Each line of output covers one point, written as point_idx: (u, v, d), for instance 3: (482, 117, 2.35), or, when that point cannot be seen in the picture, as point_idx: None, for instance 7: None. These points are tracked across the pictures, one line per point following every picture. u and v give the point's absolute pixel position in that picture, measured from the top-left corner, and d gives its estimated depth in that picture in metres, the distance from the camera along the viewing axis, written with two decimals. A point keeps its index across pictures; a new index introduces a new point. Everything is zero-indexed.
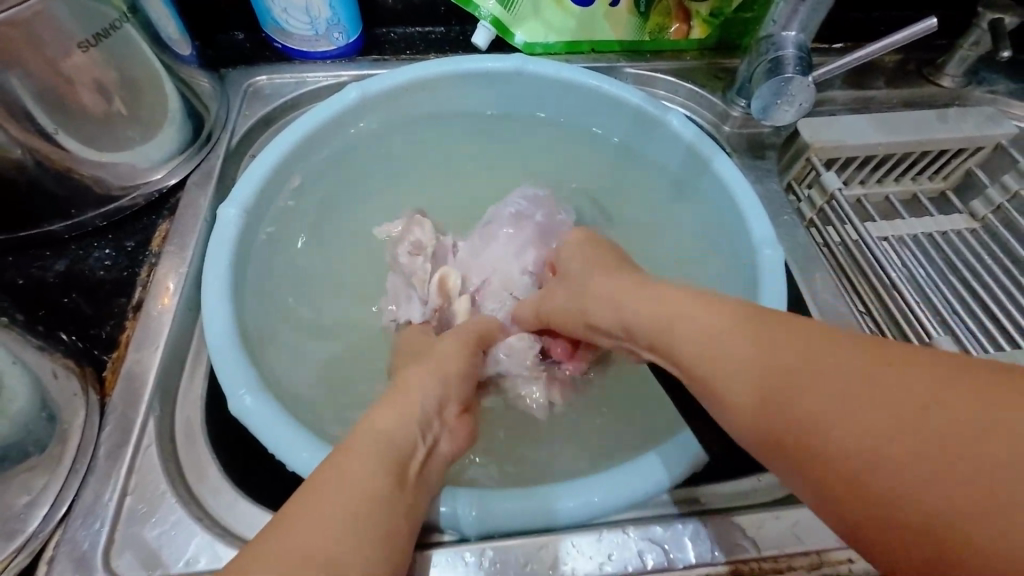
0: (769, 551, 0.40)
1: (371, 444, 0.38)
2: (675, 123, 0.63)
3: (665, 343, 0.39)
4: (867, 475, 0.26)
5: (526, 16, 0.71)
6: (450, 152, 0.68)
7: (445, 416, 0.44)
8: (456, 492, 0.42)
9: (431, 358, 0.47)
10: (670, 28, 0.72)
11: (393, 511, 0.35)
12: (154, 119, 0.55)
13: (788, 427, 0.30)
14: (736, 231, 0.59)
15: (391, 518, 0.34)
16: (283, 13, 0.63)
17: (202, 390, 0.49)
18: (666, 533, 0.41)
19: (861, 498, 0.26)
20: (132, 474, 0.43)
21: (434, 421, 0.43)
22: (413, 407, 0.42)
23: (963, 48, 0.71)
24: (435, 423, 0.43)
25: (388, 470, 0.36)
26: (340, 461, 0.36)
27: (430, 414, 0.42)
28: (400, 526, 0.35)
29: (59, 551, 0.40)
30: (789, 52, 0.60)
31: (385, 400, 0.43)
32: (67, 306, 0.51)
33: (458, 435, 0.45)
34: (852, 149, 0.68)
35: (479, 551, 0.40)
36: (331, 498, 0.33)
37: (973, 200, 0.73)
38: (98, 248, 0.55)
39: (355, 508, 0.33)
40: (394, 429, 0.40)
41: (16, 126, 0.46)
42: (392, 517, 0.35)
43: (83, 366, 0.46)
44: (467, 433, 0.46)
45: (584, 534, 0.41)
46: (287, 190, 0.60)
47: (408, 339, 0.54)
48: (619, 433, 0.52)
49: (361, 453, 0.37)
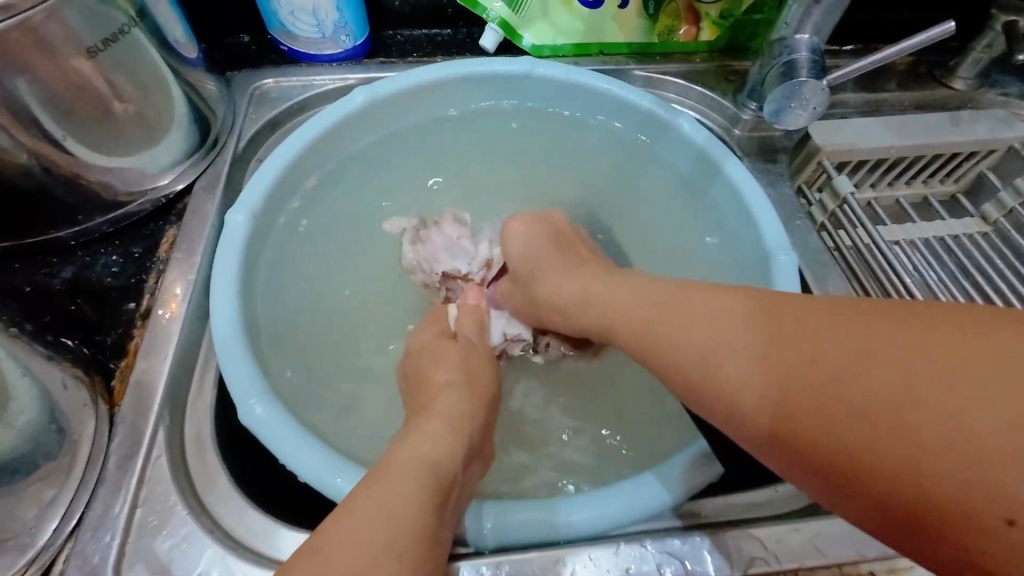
0: (790, 564, 0.40)
1: (412, 466, 0.37)
2: (686, 127, 0.62)
3: (630, 328, 0.42)
4: (847, 417, 0.28)
5: (534, 18, 0.70)
6: (458, 155, 0.68)
7: (480, 452, 0.44)
8: (474, 504, 0.42)
9: (468, 383, 0.47)
10: (679, 30, 0.71)
11: (435, 535, 0.35)
12: (162, 124, 0.54)
13: (772, 379, 0.32)
14: (748, 236, 0.58)
15: (433, 542, 0.34)
16: (290, 16, 0.63)
17: (212, 398, 0.48)
18: (685, 546, 0.41)
19: (835, 442, 0.28)
20: (143, 486, 0.42)
21: (473, 457, 0.43)
22: (451, 435, 0.41)
23: (975, 50, 0.71)
24: (473, 458, 0.43)
25: (429, 498, 0.36)
26: (380, 485, 0.35)
27: (471, 450, 0.43)
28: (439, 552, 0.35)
29: (70, 565, 0.39)
30: (803, 55, 0.60)
31: (418, 424, 0.42)
32: (74, 313, 0.51)
33: (482, 464, 0.44)
34: (864, 153, 0.68)
35: (496, 565, 0.40)
36: (371, 526, 0.32)
37: (985, 203, 0.73)
38: (105, 254, 0.55)
39: (396, 538, 0.32)
40: (434, 453, 0.39)
41: (24, 133, 0.45)
42: (434, 541, 0.34)
43: (92, 377, 0.46)
44: (489, 459, 0.46)
45: (602, 547, 0.40)
46: (296, 195, 0.60)
47: (417, 343, 0.53)
48: (640, 423, 0.52)
49: (404, 473, 0.36)
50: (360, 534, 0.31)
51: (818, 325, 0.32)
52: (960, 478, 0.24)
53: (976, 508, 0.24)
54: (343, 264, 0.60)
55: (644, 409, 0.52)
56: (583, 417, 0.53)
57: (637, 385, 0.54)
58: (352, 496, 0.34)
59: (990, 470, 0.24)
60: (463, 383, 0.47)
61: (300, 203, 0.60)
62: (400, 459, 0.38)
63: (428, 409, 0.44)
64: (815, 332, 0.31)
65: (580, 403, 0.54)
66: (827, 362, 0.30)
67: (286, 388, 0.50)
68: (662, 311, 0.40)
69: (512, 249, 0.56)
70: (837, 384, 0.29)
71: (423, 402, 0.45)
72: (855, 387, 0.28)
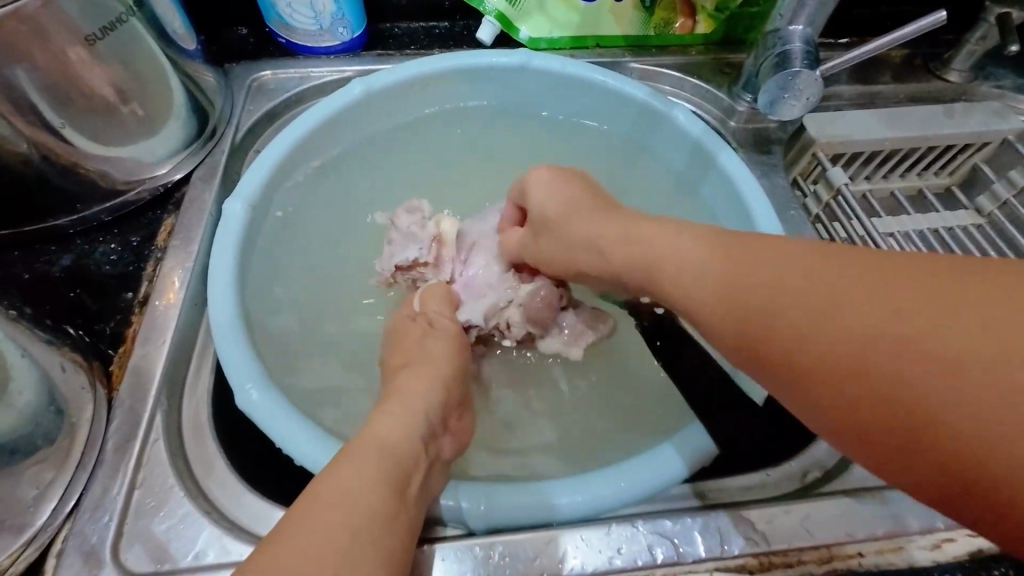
0: (779, 545, 0.40)
1: (372, 452, 0.38)
2: (681, 119, 0.63)
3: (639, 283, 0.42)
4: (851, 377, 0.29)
5: (531, 11, 0.71)
6: (454, 147, 0.68)
7: (448, 424, 0.45)
8: (463, 486, 0.42)
9: (428, 359, 0.47)
10: (675, 23, 0.72)
11: (399, 515, 0.36)
12: (160, 114, 0.54)
13: (762, 327, 0.33)
14: (742, 225, 0.58)
15: (399, 521, 0.35)
16: (287, 8, 0.63)
17: (209, 385, 0.49)
18: (675, 527, 0.41)
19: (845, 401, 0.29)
20: (140, 468, 0.43)
21: (437, 430, 0.43)
22: (410, 414, 0.42)
23: (970, 42, 0.71)
24: (438, 432, 0.43)
25: (390, 483, 0.36)
26: (339, 470, 0.36)
27: (434, 425, 0.43)
28: (405, 531, 0.36)
29: (68, 545, 0.40)
30: (796, 46, 0.60)
31: (380, 408, 0.43)
32: (72, 301, 0.51)
33: (457, 440, 0.45)
34: (859, 145, 0.68)
35: (489, 545, 0.40)
36: (329, 515, 0.33)
37: (979, 195, 0.73)
38: (104, 243, 0.55)
39: (355, 526, 0.33)
40: (392, 436, 0.40)
41: (21, 120, 0.46)
42: (399, 521, 0.35)
43: (90, 361, 0.46)
44: (465, 439, 0.46)
45: (593, 529, 0.41)
46: (292, 185, 0.60)
47: (398, 323, 0.52)
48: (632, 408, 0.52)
49: (364, 455, 0.37)
50: (320, 516, 0.33)
51: (806, 271, 0.32)
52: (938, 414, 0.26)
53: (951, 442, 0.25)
54: (341, 254, 0.60)
55: (643, 395, 0.53)
56: (577, 406, 0.53)
57: (629, 370, 0.55)
58: (315, 478, 0.35)
59: (968, 408, 0.25)
60: (432, 360, 0.47)
61: (296, 194, 0.60)
62: (360, 442, 0.39)
63: (390, 392, 0.45)
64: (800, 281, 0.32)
65: (567, 386, 0.54)
66: (815, 309, 0.31)
67: (282, 376, 0.51)
68: (650, 263, 0.41)
69: (534, 190, 0.51)
70: (828, 332, 0.30)
71: (387, 385, 0.46)
72: (842, 331, 0.29)
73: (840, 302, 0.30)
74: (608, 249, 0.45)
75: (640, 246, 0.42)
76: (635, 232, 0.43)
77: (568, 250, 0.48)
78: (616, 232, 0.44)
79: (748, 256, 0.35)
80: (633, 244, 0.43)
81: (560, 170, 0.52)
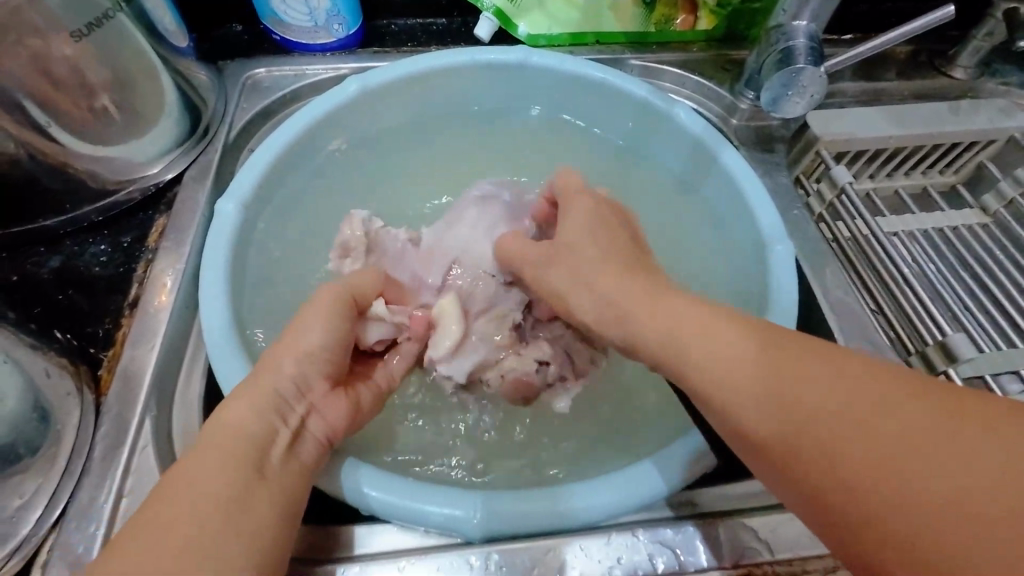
0: (783, 554, 0.39)
1: (233, 430, 0.38)
2: (683, 117, 0.61)
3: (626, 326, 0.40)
4: (863, 486, 0.28)
5: (531, 7, 0.70)
6: (453, 147, 0.67)
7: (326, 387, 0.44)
8: (467, 494, 0.40)
9: (305, 330, 0.43)
10: (676, 20, 0.71)
11: (260, 498, 0.36)
12: (150, 112, 0.53)
13: (778, 434, 0.32)
14: (744, 222, 0.57)
15: (255, 505, 0.35)
16: (282, 4, 0.62)
17: (200, 390, 0.48)
18: (678, 536, 0.40)
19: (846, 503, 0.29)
20: (128, 476, 0.42)
21: (311, 389, 0.43)
22: (281, 382, 0.41)
23: (975, 39, 0.70)
24: (313, 391, 0.43)
25: (247, 463, 0.36)
26: (195, 455, 0.36)
27: (305, 385, 0.42)
28: (266, 519, 0.35)
29: (52, 556, 0.38)
30: (800, 42, 0.59)
31: (251, 372, 0.41)
32: (62, 303, 0.50)
33: (340, 412, 0.44)
34: (863, 142, 0.67)
35: (485, 555, 0.39)
36: (173, 508, 0.33)
37: (984, 194, 0.72)
38: (94, 243, 0.54)
39: (201, 516, 0.33)
40: (253, 407, 0.39)
41: (7, 119, 0.45)
42: (256, 501, 0.35)
43: (77, 364, 0.45)
44: (350, 409, 0.45)
45: (593, 538, 0.40)
46: (286, 184, 0.59)
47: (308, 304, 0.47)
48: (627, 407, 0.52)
49: (227, 430, 0.38)
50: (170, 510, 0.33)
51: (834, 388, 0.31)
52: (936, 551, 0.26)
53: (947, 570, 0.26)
54: None
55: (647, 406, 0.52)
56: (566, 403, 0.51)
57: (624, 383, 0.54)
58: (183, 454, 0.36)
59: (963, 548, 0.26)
60: (290, 335, 0.43)
61: (289, 194, 0.59)
62: (222, 420, 0.38)
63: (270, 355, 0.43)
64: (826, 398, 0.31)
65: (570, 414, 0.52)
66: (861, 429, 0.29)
67: None
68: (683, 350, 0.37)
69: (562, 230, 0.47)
70: (843, 440, 0.30)
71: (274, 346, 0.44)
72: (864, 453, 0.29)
73: (862, 427, 0.29)
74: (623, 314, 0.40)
75: (643, 327, 0.39)
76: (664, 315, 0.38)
77: (562, 281, 0.45)
78: (610, 288, 0.41)
79: (781, 352, 0.33)
80: (632, 316, 0.40)
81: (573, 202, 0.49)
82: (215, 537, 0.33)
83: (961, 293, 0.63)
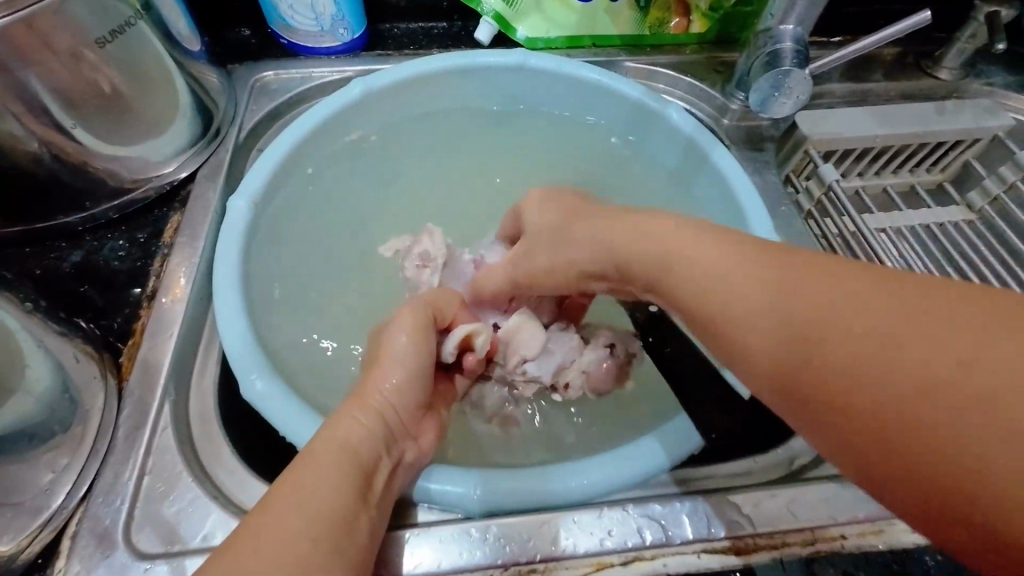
0: (765, 528, 0.42)
1: (333, 454, 0.39)
2: (676, 117, 0.64)
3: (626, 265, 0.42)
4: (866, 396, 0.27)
5: (529, 11, 0.72)
6: (454, 148, 0.70)
7: (414, 427, 0.45)
8: (467, 472, 0.43)
9: (408, 359, 0.46)
10: (670, 22, 0.74)
11: (362, 520, 0.37)
12: (165, 114, 0.56)
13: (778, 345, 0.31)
14: (734, 220, 0.59)
15: (357, 526, 0.36)
16: (289, 10, 0.65)
17: (215, 376, 0.51)
18: (665, 510, 0.43)
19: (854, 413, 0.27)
20: (150, 455, 0.44)
21: (402, 433, 0.44)
22: (375, 419, 0.42)
23: (960, 40, 0.72)
24: (403, 435, 0.44)
25: (352, 487, 0.37)
26: (297, 474, 0.37)
27: (398, 426, 0.44)
28: (365, 540, 0.37)
29: (81, 528, 0.41)
30: (787, 45, 0.61)
31: (341, 409, 0.43)
32: (83, 295, 0.53)
33: (429, 436, 0.47)
34: (851, 141, 0.69)
35: (484, 527, 0.42)
36: (288, 524, 0.34)
37: (970, 191, 0.74)
38: (112, 239, 0.57)
39: (315, 533, 0.34)
40: (351, 437, 0.40)
41: (33, 120, 0.47)
42: (358, 523, 0.36)
43: (101, 353, 0.48)
44: (432, 444, 0.47)
45: (586, 512, 0.42)
46: (294, 183, 0.62)
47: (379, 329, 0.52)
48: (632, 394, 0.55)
49: (330, 446, 0.39)
50: (281, 527, 0.33)
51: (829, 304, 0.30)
52: (953, 435, 0.24)
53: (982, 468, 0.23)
54: (345, 253, 0.63)
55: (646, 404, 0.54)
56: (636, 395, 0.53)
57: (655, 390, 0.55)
58: (290, 464, 0.38)
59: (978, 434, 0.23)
60: (393, 364, 0.46)
61: (297, 193, 0.62)
62: (321, 445, 0.39)
63: (359, 392, 0.44)
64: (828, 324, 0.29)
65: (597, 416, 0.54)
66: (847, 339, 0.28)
67: (286, 368, 0.52)
68: (686, 273, 0.37)
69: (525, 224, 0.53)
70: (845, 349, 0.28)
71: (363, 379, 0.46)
72: (855, 364, 0.27)
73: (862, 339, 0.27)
74: (591, 270, 0.45)
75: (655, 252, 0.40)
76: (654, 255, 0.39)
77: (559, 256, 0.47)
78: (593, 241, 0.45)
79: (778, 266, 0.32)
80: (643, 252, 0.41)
81: (552, 191, 0.53)
82: (323, 549, 0.34)
83: None
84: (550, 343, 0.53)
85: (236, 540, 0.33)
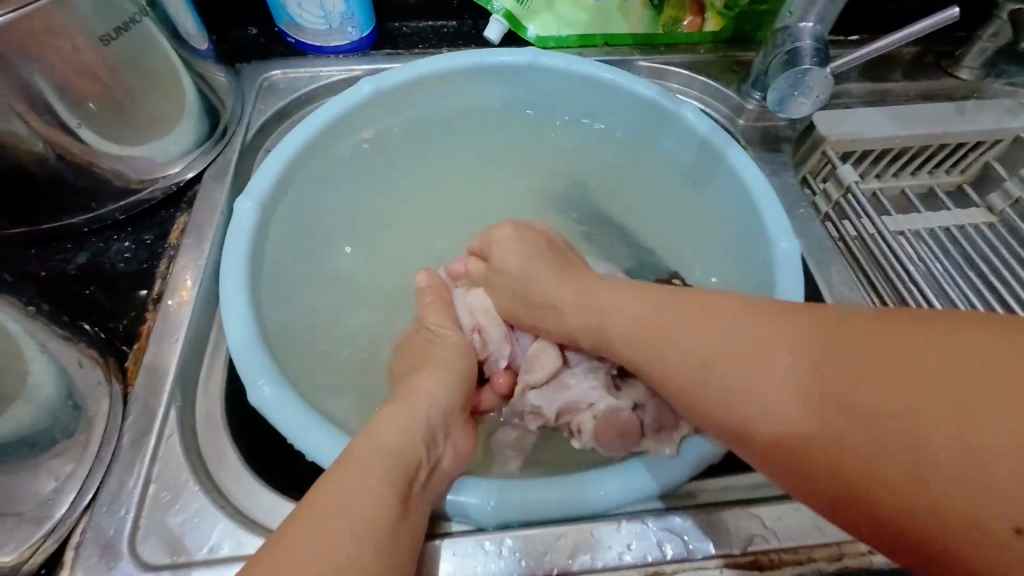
0: (789, 542, 0.40)
1: (374, 455, 0.38)
2: (691, 117, 0.62)
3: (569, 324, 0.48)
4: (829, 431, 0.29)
5: (540, 10, 0.71)
6: (463, 148, 0.69)
7: (451, 430, 0.45)
8: (482, 483, 0.42)
9: (436, 364, 0.48)
10: (684, 21, 0.72)
11: (405, 522, 0.36)
12: (171, 113, 0.55)
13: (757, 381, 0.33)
14: (752, 223, 0.58)
15: (401, 532, 0.35)
16: (298, 8, 0.64)
17: (223, 380, 0.50)
18: (685, 524, 0.41)
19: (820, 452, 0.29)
20: (155, 463, 0.43)
21: (440, 435, 0.43)
22: (417, 419, 0.42)
23: (981, 39, 0.71)
24: (441, 437, 0.43)
25: (397, 490, 0.37)
26: (342, 475, 0.36)
27: (435, 427, 0.43)
28: (410, 545, 0.36)
29: (85, 538, 0.40)
30: (806, 43, 0.60)
31: (382, 411, 0.42)
32: (88, 297, 0.52)
33: (466, 441, 0.46)
34: (870, 142, 0.68)
35: (499, 540, 0.40)
36: (335, 527, 0.33)
37: (991, 193, 0.72)
38: (118, 240, 0.56)
39: (362, 537, 0.33)
40: (394, 438, 0.40)
41: (38, 120, 0.46)
42: (401, 526, 0.35)
43: (107, 358, 0.47)
44: (468, 448, 0.46)
45: (604, 525, 0.41)
46: (302, 184, 0.60)
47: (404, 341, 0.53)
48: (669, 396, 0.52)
49: (373, 446, 0.39)
50: (326, 529, 0.32)
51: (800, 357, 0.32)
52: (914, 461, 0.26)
53: (918, 521, 0.26)
54: (353, 255, 0.62)
55: None
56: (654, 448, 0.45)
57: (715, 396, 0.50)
58: (332, 465, 0.37)
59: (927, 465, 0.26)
60: (437, 369, 0.47)
61: (304, 193, 0.61)
62: (363, 446, 0.38)
63: (401, 397, 0.44)
64: (811, 364, 0.31)
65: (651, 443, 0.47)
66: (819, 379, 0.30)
67: (294, 372, 0.51)
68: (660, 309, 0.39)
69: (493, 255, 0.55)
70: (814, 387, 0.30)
71: (404, 385, 0.46)
72: (821, 396, 0.30)
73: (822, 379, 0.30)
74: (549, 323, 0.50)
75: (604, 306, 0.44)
76: (617, 304, 0.43)
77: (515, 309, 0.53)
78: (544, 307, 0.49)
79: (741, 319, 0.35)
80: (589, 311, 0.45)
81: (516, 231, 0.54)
82: (370, 556, 0.33)
83: (967, 291, 0.64)
84: (565, 378, 0.50)
85: (278, 544, 0.32)
